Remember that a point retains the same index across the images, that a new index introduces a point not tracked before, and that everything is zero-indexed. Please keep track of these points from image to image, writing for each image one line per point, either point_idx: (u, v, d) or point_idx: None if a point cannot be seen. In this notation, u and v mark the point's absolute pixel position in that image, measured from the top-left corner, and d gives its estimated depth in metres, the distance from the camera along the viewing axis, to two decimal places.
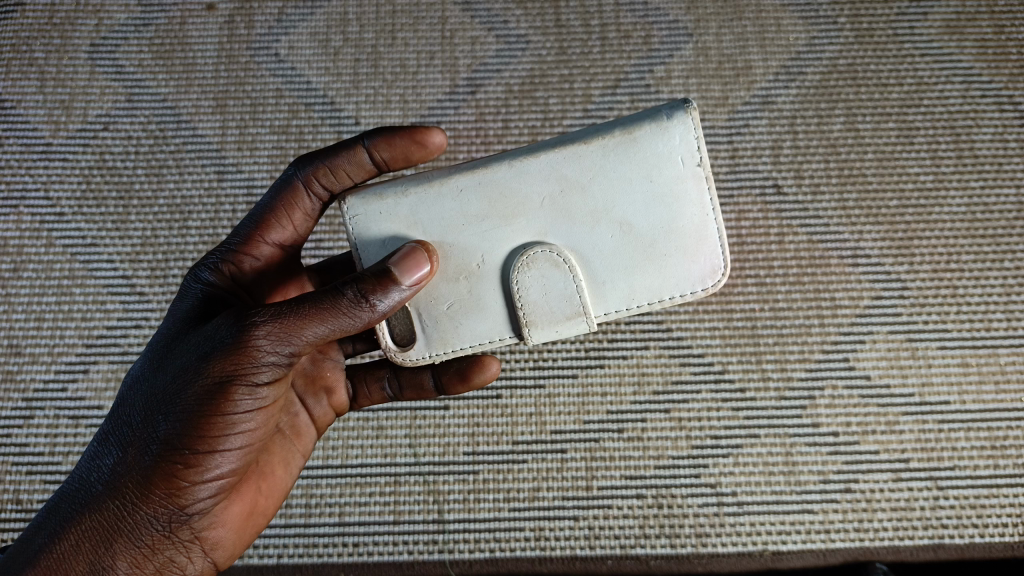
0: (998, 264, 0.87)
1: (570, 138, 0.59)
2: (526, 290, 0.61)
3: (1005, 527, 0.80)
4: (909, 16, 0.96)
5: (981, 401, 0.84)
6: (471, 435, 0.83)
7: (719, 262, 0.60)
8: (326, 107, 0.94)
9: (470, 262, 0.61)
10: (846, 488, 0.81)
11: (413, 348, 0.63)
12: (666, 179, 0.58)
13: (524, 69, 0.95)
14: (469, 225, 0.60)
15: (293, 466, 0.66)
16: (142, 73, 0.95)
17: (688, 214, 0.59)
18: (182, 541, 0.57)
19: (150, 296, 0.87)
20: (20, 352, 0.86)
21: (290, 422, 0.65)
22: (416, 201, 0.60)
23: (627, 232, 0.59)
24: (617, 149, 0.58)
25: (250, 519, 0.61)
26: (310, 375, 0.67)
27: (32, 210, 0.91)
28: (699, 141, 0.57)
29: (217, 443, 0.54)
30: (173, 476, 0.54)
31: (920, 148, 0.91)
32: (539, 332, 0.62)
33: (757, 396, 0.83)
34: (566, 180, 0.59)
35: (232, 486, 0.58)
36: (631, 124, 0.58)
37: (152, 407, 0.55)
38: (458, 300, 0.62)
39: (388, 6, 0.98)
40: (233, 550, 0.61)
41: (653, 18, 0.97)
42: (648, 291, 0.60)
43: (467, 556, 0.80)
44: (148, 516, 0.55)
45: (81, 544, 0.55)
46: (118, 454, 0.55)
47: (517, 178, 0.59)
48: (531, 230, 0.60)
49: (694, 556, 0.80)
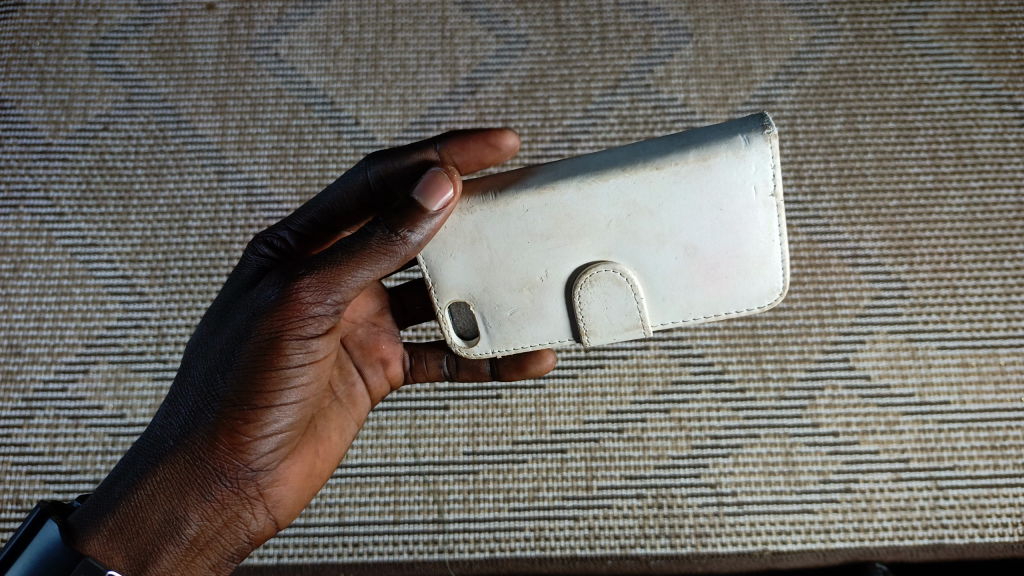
0: (998, 264, 0.87)
1: (641, 160, 0.55)
2: (587, 304, 0.59)
3: (1005, 527, 0.80)
4: (909, 16, 0.96)
5: (981, 401, 0.84)
6: (470, 435, 0.83)
7: (781, 285, 0.57)
8: (326, 107, 0.94)
9: (534, 275, 0.59)
10: (846, 488, 0.81)
11: (476, 343, 0.63)
12: (737, 207, 0.55)
13: (524, 69, 0.95)
14: (534, 243, 0.58)
15: (348, 433, 0.65)
16: (142, 73, 0.95)
17: (755, 239, 0.56)
18: (248, 496, 0.56)
19: (150, 296, 0.87)
20: (20, 352, 0.86)
21: (347, 391, 0.65)
22: (481, 218, 0.58)
23: (692, 255, 0.57)
24: (690, 176, 0.54)
25: (310, 480, 0.61)
26: (366, 346, 0.67)
27: (32, 210, 0.91)
28: (777, 170, 0.53)
29: (277, 396, 0.54)
30: (238, 431, 0.54)
31: (921, 148, 0.91)
32: (598, 339, 0.61)
33: (757, 395, 0.83)
34: (635, 205, 0.55)
35: (292, 443, 0.58)
36: (705, 148, 0.53)
37: (214, 364, 0.56)
38: (521, 307, 0.61)
39: (388, 6, 0.98)
40: (293, 510, 0.60)
41: (653, 18, 0.97)
42: (707, 308, 0.58)
43: (467, 556, 0.80)
44: (215, 470, 0.55)
45: (154, 497, 0.55)
46: (187, 411, 0.56)
47: (584, 201, 0.56)
48: (595, 250, 0.57)
49: (694, 556, 0.80)
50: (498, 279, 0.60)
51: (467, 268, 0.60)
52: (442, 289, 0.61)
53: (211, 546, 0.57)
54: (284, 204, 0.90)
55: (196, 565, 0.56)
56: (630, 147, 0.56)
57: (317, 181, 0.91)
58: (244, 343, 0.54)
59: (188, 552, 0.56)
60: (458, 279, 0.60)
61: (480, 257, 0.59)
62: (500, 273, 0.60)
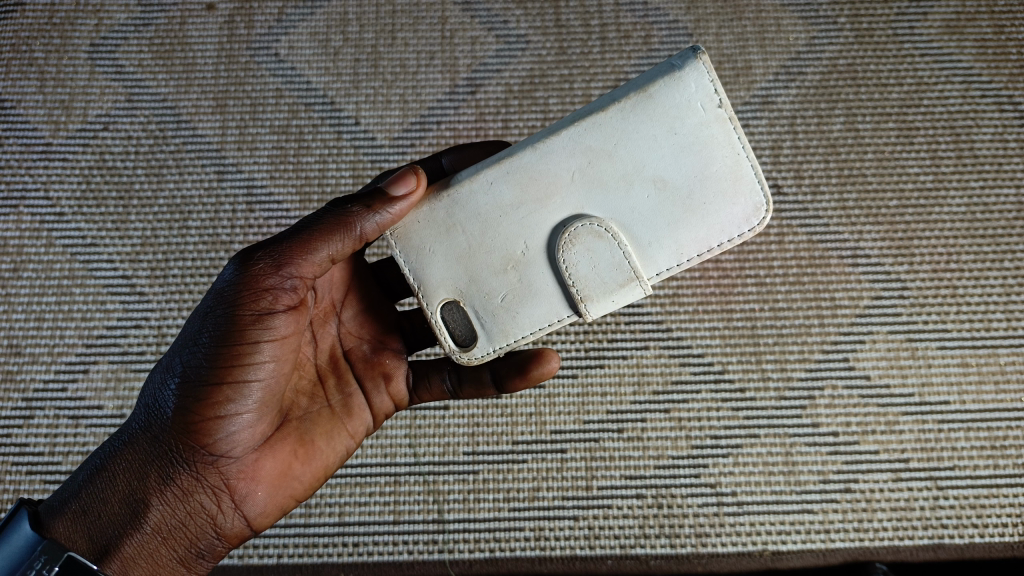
0: (998, 264, 0.87)
1: (586, 111, 0.57)
2: (574, 268, 0.59)
3: (1005, 527, 0.80)
4: (909, 16, 0.96)
5: (981, 401, 0.84)
6: (471, 435, 0.83)
7: (763, 198, 0.56)
8: (326, 107, 0.94)
9: (515, 250, 0.60)
10: (846, 488, 0.81)
11: (474, 346, 0.62)
12: (691, 127, 0.55)
13: (524, 69, 0.95)
14: (506, 214, 0.60)
15: (338, 444, 0.66)
16: (142, 73, 0.95)
17: (720, 156, 0.56)
18: (212, 486, 0.58)
19: (150, 296, 0.87)
20: (20, 352, 0.86)
21: (341, 402, 0.66)
22: (451, 202, 0.60)
23: (662, 188, 0.57)
24: (637, 109, 0.56)
25: (283, 479, 0.62)
26: (369, 362, 0.68)
27: (32, 210, 0.91)
28: (715, 82, 0.55)
29: (234, 375, 0.56)
30: (192, 409, 0.56)
31: (920, 148, 0.91)
32: (596, 307, 0.60)
33: (757, 396, 0.83)
34: (592, 151, 0.57)
35: (256, 431, 0.59)
36: (644, 81, 0.56)
37: (177, 348, 0.58)
38: (509, 290, 0.61)
39: (388, 6, 0.98)
40: (265, 508, 0.61)
41: (653, 18, 0.97)
42: (695, 242, 0.57)
43: (467, 556, 0.80)
44: (173, 451, 0.57)
45: (116, 479, 0.57)
46: (151, 394, 0.59)
47: (543, 159, 0.58)
48: (567, 207, 0.58)
49: (694, 556, 0.80)
50: (480, 265, 0.61)
51: (448, 259, 0.61)
52: (428, 288, 0.62)
53: (175, 536, 0.58)
54: (284, 204, 0.90)
55: (161, 555, 0.58)
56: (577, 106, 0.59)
57: (318, 181, 0.91)
58: (203, 325, 0.57)
59: (151, 539, 0.57)
60: (443, 272, 0.62)
61: (458, 244, 0.61)
62: (480, 256, 0.61)
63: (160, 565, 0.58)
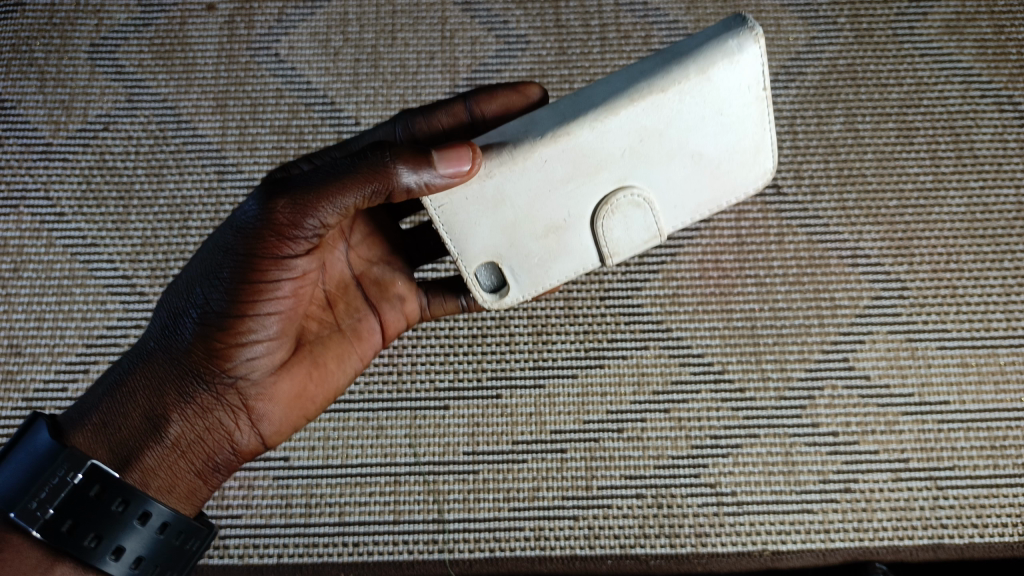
0: (998, 264, 0.87)
1: (646, 86, 0.55)
2: (610, 232, 0.61)
3: (1005, 527, 0.80)
4: (909, 16, 0.96)
5: (981, 401, 0.84)
6: (471, 435, 0.83)
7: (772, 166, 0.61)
8: (326, 107, 0.94)
9: (558, 218, 0.60)
10: (846, 488, 0.81)
11: (508, 295, 0.64)
12: (734, 107, 0.57)
13: (524, 69, 0.95)
14: (556, 188, 0.59)
15: (350, 367, 0.67)
16: (142, 73, 0.95)
17: (750, 131, 0.59)
18: (230, 404, 0.59)
19: (150, 296, 0.87)
20: (20, 352, 0.86)
21: (353, 325, 0.66)
22: (501, 179, 0.58)
23: (699, 162, 0.59)
24: (693, 91, 0.55)
25: (299, 400, 0.63)
26: (378, 281, 0.68)
27: (32, 210, 0.91)
28: (763, 63, 0.56)
29: (253, 306, 0.56)
30: (213, 334, 0.57)
31: (920, 148, 0.91)
32: (623, 259, 0.63)
33: (757, 395, 0.84)
34: (645, 130, 0.57)
35: (273, 356, 0.60)
36: (704, 62, 0.55)
37: (196, 274, 0.58)
38: (548, 251, 0.62)
39: (388, 6, 0.98)
40: (280, 427, 0.63)
41: (653, 18, 0.97)
42: (715, 203, 0.62)
43: (467, 556, 0.80)
44: (192, 370, 0.58)
45: (134, 395, 0.57)
46: (169, 315, 0.59)
47: (599, 138, 0.56)
48: (611, 182, 0.59)
49: (694, 556, 0.80)
50: (523, 232, 0.61)
51: (492, 227, 0.61)
52: (469, 254, 0.62)
53: (193, 450, 0.59)
54: None
55: (180, 468, 0.59)
56: (630, 76, 0.56)
57: None
58: (224, 257, 0.56)
59: (170, 453, 0.58)
60: (484, 241, 0.61)
61: (503, 216, 0.60)
62: (524, 224, 0.60)
63: (178, 478, 0.59)
